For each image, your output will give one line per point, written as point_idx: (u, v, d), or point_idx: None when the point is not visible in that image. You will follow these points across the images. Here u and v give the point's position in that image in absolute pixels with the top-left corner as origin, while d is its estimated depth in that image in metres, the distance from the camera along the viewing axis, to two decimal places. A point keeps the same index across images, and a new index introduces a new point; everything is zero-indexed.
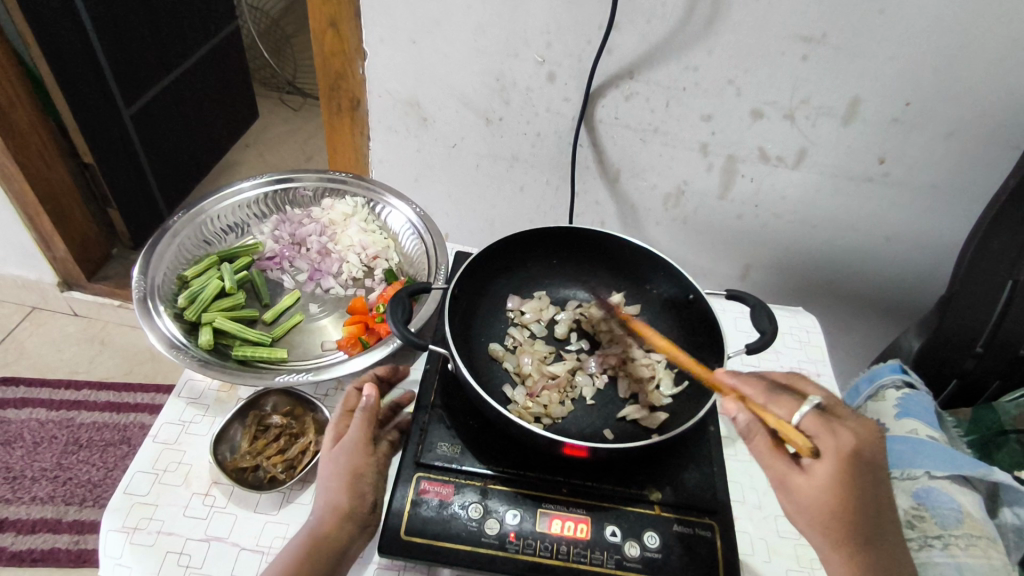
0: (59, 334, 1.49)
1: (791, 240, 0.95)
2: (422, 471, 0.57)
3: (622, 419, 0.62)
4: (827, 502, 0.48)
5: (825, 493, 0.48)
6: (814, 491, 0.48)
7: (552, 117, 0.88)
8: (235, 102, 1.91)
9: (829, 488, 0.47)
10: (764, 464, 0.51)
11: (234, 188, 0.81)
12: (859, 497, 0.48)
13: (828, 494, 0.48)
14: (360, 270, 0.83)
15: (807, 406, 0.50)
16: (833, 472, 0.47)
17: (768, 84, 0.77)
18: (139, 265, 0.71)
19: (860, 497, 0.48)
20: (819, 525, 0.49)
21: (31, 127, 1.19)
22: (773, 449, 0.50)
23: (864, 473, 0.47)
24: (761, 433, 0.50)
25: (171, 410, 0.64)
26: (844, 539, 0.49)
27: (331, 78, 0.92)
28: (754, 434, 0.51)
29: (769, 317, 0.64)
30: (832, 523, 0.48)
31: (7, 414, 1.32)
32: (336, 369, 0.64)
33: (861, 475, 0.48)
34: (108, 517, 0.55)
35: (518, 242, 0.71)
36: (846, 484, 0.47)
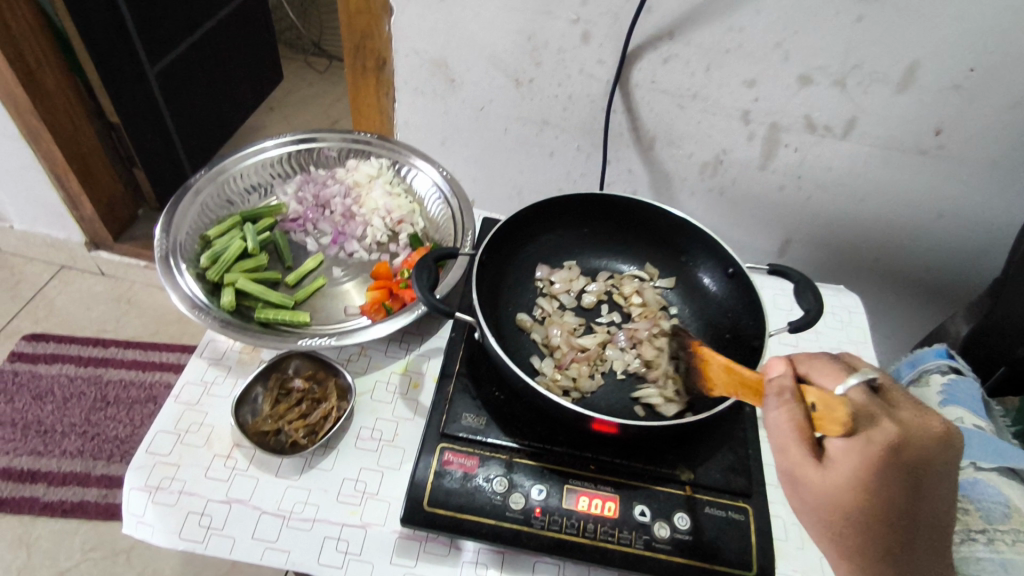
0: (87, 293, 1.50)
1: (834, 215, 0.90)
2: (446, 442, 0.56)
3: (639, 402, 0.58)
4: (842, 495, 0.43)
5: (839, 487, 0.43)
6: (830, 480, 0.43)
7: (585, 80, 0.84)
8: (258, 63, 1.88)
9: (845, 483, 0.43)
10: (779, 446, 0.45)
11: (257, 147, 0.79)
12: (883, 498, 0.43)
13: (845, 487, 0.43)
14: (384, 234, 0.81)
15: (856, 378, 0.44)
16: (855, 465, 0.42)
17: (819, 47, 0.72)
18: (161, 223, 0.69)
19: (882, 497, 0.42)
20: (825, 519, 0.45)
21: (58, 86, 1.18)
22: (798, 430, 0.44)
23: (898, 475, 0.42)
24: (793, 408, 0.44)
25: (193, 371, 0.63)
26: (845, 535, 0.45)
27: (356, 38, 0.88)
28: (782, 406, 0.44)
29: (814, 294, 0.60)
30: (839, 518, 0.44)
31: (38, 370, 1.34)
32: (360, 335, 0.63)
33: (888, 478, 0.42)
34: (131, 475, 0.54)
35: (550, 210, 0.68)
36: (866, 482, 0.42)
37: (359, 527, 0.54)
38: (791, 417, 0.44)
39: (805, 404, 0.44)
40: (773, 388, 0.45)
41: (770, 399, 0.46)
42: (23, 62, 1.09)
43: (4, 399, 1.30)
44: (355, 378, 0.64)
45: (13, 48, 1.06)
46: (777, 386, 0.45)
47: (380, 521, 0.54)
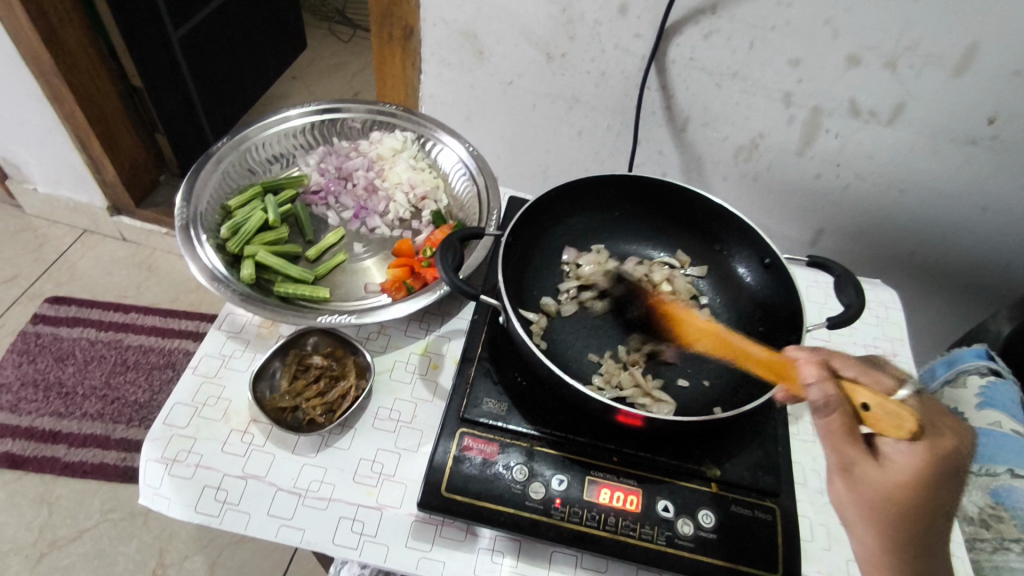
0: (108, 258, 1.51)
1: (872, 205, 0.86)
2: (466, 427, 0.54)
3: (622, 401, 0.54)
4: (901, 492, 0.44)
5: (906, 484, 0.44)
6: (889, 477, 0.45)
7: (620, 55, 0.80)
8: (282, 30, 1.86)
9: (909, 481, 0.44)
10: (834, 446, 0.45)
11: (280, 117, 0.77)
12: (939, 498, 0.45)
13: (906, 485, 0.44)
14: (407, 211, 0.79)
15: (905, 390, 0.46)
16: (921, 465, 0.44)
17: (872, 25, 0.68)
18: (181, 192, 0.68)
19: (938, 494, 0.44)
20: (878, 517, 0.46)
21: (81, 47, 1.17)
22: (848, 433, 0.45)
23: (953, 475, 0.44)
24: (842, 412, 0.44)
25: (211, 343, 0.62)
26: (894, 538, 0.46)
27: (383, 5, 0.85)
28: (832, 409, 0.44)
29: (856, 289, 0.58)
30: (892, 518, 0.45)
31: (60, 332, 1.36)
32: (381, 313, 0.61)
33: (945, 477, 0.44)
34: (148, 446, 0.54)
35: (581, 190, 0.66)
36: (930, 481, 0.44)
37: (375, 509, 0.53)
38: (843, 419, 0.44)
39: (856, 405, 0.44)
40: (820, 395, 0.45)
41: (817, 406, 0.45)
42: (46, 22, 1.07)
43: (26, 359, 1.31)
44: (374, 357, 0.62)
45: (36, 7, 1.04)
46: (825, 394, 0.45)
47: (396, 504, 0.53)
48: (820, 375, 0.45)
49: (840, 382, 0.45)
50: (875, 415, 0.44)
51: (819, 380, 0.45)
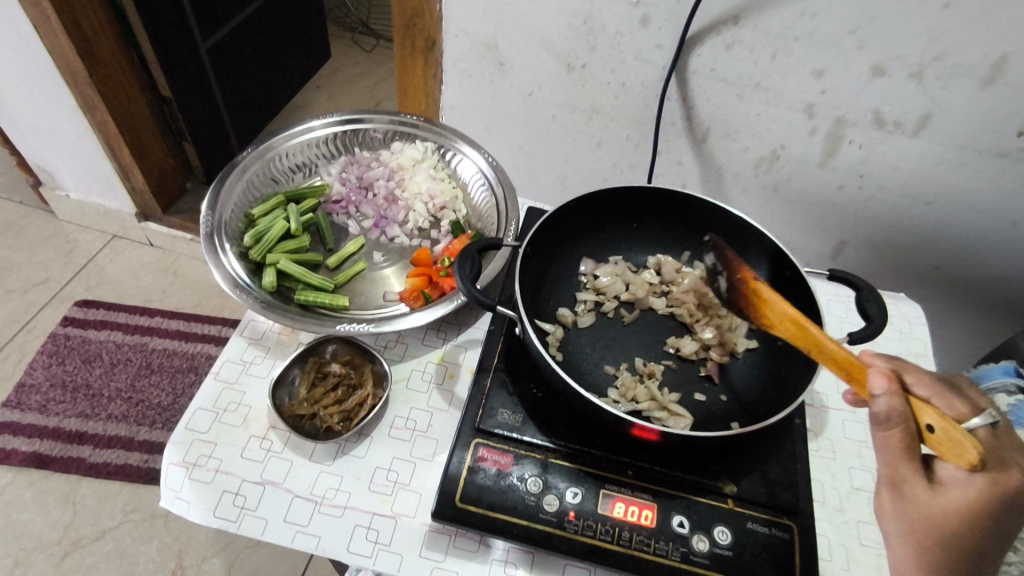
0: (135, 262, 1.54)
1: (897, 219, 0.85)
2: (481, 438, 0.54)
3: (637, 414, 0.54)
4: (947, 518, 0.44)
5: (955, 512, 0.43)
6: (938, 501, 0.44)
7: (640, 66, 0.81)
8: (307, 40, 1.89)
9: (959, 510, 0.43)
10: (887, 460, 0.45)
11: (304, 126, 0.78)
12: (989, 537, 0.43)
13: (953, 514, 0.44)
14: (426, 221, 0.80)
15: (979, 421, 0.45)
16: (973, 496, 0.43)
17: (897, 37, 0.67)
18: (207, 200, 0.70)
19: (989, 532, 0.43)
20: (919, 539, 0.45)
21: (113, 57, 1.21)
22: (905, 451, 0.44)
23: (1010, 517, 0.43)
24: (902, 427, 0.44)
25: (233, 349, 0.63)
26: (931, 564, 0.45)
27: (406, 16, 0.86)
28: (893, 423, 0.44)
29: (879, 305, 0.57)
30: (933, 543, 0.44)
31: (88, 334, 1.39)
32: (398, 322, 0.62)
33: (1001, 516, 0.43)
34: (170, 450, 0.55)
35: (599, 202, 0.66)
36: (981, 515, 0.43)
37: (389, 517, 0.53)
38: (902, 435, 0.44)
39: (921, 424, 0.44)
40: (885, 408, 0.44)
41: (879, 418, 0.45)
42: (82, 33, 1.11)
43: (55, 361, 1.35)
44: (392, 365, 0.63)
45: (72, 19, 1.08)
46: (891, 407, 0.44)
47: (410, 513, 0.53)
48: (889, 387, 0.44)
49: (907, 398, 0.45)
50: (939, 438, 0.43)
51: (887, 392, 0.44)
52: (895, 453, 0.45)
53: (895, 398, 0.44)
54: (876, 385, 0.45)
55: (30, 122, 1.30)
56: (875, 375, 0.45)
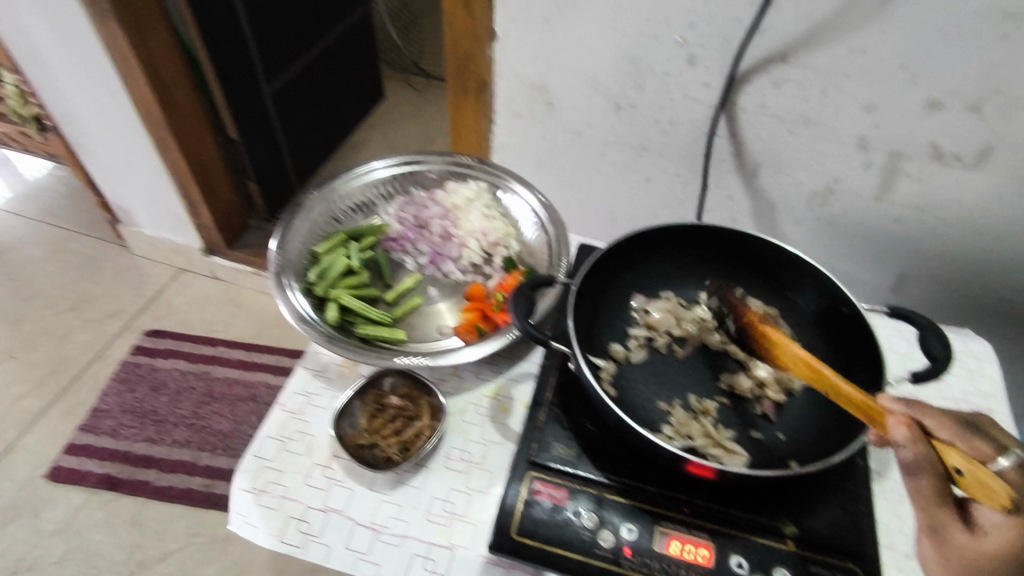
0: (201, 295, 1.63)
1: (960, 252, 0.83)
2: (536, 472, 0.55)
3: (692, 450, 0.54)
4: (987, 559, 0.46)
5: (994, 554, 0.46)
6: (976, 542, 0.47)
7: (688, 104, 0.82)
8: (363, 83, 1.99)
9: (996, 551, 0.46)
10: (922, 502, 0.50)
11: (366, 168, 0.83)
12: None
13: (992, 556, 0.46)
14: (479, 257, 0.82)
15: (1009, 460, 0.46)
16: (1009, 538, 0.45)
17: (953, 71, 0.67)
18: (275, 239, 0.74)
19: None
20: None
21: (188, 104, 1.31)
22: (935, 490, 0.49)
23: None
24: (929, 469, 0.48)
25: (297, 381, 0.66)
26: None
27: (459, 62, 0.91)
28: (920, 466, 0.48)
29: (941, 341, 0.56)
30: None
31: (157, 363, 1.47)
32: (454, 356, 0.65)
33: None
34: (239, 476, 0.58)
35: (648, 238, 0.67)
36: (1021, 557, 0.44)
37: (446, 548, 0.54)
38: (929, 477, 0.48)
39: (950, 467, 0.47)
40: (909, 454, 0.48)
41: (908, 462, 0.49)
42: (161, 84, 1.21)
43: (127, 388, 1.43)
44: (447, 398, 0.65)
45: (153, 70, 1.18)
46: (913, 453, 0.48)
47: (466, 544, 0.54)
48: (909, 434, 0.48)
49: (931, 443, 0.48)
50: (968, 480, 0.46)
51: (908, 439, 0.48)
52: (927, 494, 0.49)
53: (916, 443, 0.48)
54: (899, 434, 0.48)
55: (113, 165, 1.41)
56: (894, 422, 0.49)
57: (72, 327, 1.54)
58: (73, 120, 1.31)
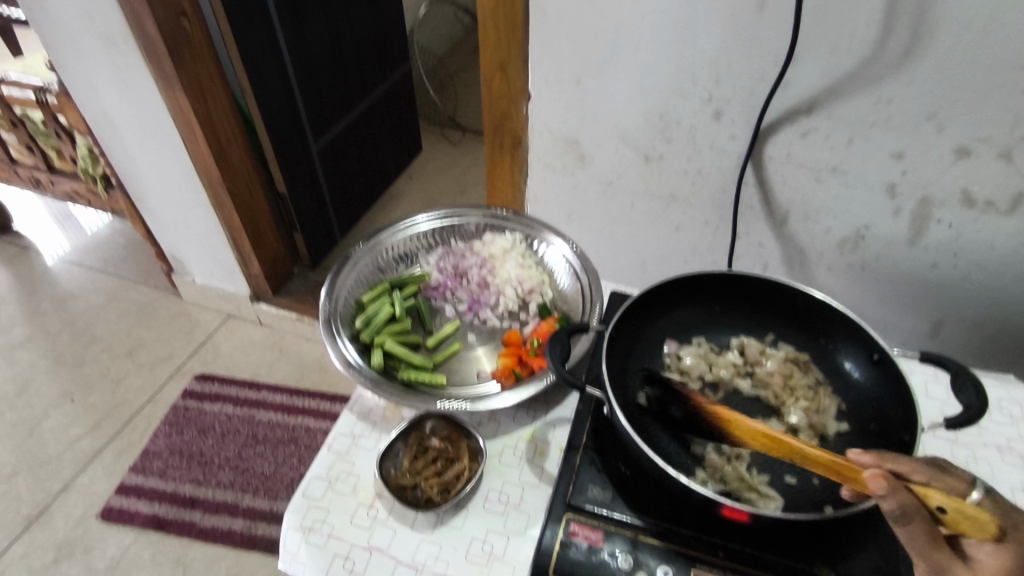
0: (247, 340, 1.70)
1: (999, 295, 0.82)
2: (572, 513, 0.57)
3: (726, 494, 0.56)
4: None
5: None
6: None
7: (716, 155, 0.86)
8: (403, 137, 2.09)
9: None
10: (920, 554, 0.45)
11: (410, 221, 0.88)
12: None
13: None
14: (515, 303, 0.86)
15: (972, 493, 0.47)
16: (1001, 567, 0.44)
17: (979, 119, 0.69)
18: (326, 288, 0.79)
19: None
20: None
21: (241, 162, 1.40)
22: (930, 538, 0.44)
23: None
24: (921, 516, 0.44)
25: (344, 423, 0.69)
26: None
27: (495, 121, 0.97)
28: (911, 516, 0.44)
29: (977, 389, 0.56)
30: None
31: (204, 406, 1.53)
32: (493, 401, 0.67)
33: None
34: (289, 515, 0.61)
35: (681, 285, 0.70)
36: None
37: None
38: (923, 524, 0.45)
39: (934, 508, 0.45)
40: (897, 507, 0.45)
41: (896, 516, 0.45)
42: (219, 144, 1.31)
43: (176, 431, 1.49)
44: (485, 441, 0.67)
45: (212, 132, 1.28)
46: (901, 504, 0.45)
47: None
48: (890, 487, 0.45)
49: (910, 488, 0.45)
50: (953, 517, 0.45)
51: (892, 492, 0.45)
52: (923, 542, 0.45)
53: (902, 494, 0.44)
54: (879, 489, 0.45)
55: (172, 219, 1.51)
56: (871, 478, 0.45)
57: (127, 371, 1.62)
58: (139, 178, 1.42)
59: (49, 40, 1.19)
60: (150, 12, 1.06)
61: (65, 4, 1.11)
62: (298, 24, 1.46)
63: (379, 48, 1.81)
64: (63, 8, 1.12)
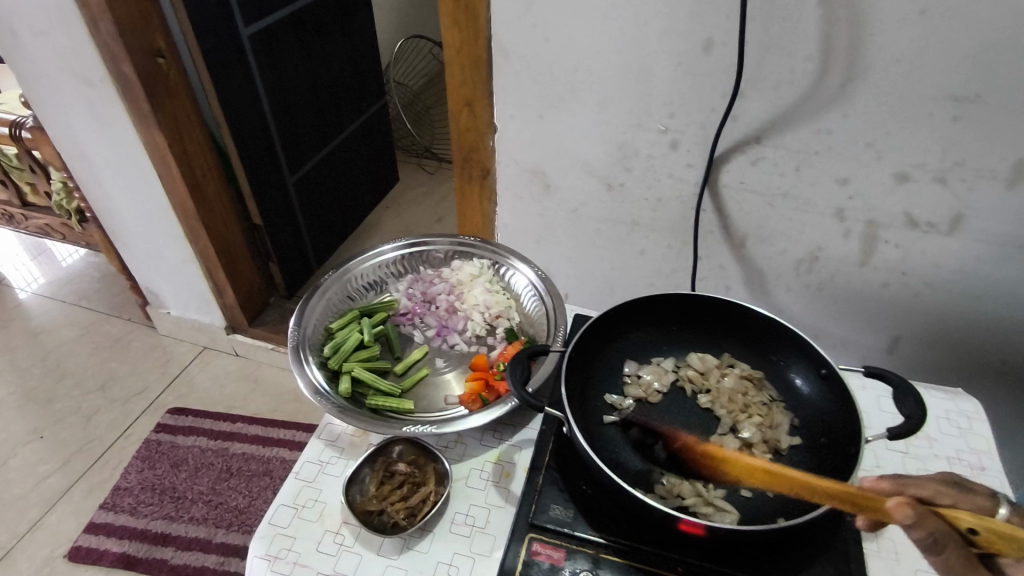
0: (222, 372, 1.68)
1: (946, 312, 0.86)
2: (535, 533, 0.58)
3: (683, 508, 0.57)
4: None
5: None
6: None
7: (674, 183, 0.89)
8: (379, 168, 2.13)
9: None
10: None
11: (376, 251, 0.90)
12: None
13: None
14: (483, 328, 0.88)
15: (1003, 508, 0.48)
16: None
17: (915, 146, 0.73)
18: (295, 317, 0.80)
19: None
20: None
21: (217, 195, 1.42)
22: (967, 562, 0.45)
23: None
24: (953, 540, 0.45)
25: (312, 450, 0.70)
26: None
27: (464, 152, 1.00)
28: (947, 543, 0.45)
29: (916, 401, 0.58)
30: None
31: (178, 440, 1.51)
32: (460, 424, 0.68)
33: None
34: (255, 544, 0.61)
35: (637, 308, 0.72)
36: None
37: None
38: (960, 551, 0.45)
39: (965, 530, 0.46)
40: (930, 535, 0.45)
41: (929, 546, 0.45)
42: (194, 178, 1.32)
43: (148, 465, 1.46)
44: (452, 465, 0.68)
45: (187, 166, 1.29)
46: (935, 531, 0.45)
47: None
48: (918, 514, 0.45)
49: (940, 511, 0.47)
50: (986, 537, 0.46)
51: (922, 520, 0.45)
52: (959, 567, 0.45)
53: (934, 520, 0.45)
54: (906, 517, 0.45)
55: (145, 251, 1.51)
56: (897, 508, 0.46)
57: (98, 406, 1.59)
58: (112, 212, 1.42)
59: (22, 78, 1.20)
60: (125, 52, 1.09)
61: (39, 44, 1.13)
62: (273, 61, 1.49)
63: (355, 82, 1.84)
64: (38, 48, 1.14)
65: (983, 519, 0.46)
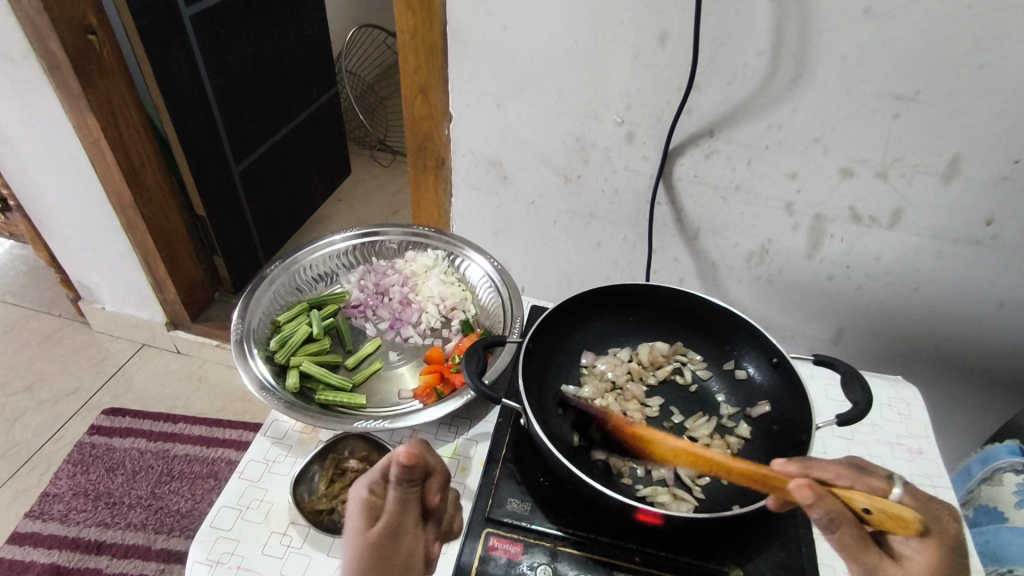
0: (163, 370, 1.60)
1: (888, 304, 0.89)
2: (491, 527, 0.57)
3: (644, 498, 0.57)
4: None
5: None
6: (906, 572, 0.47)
7: (630, 175, 0.89)
8: (331, 158, 2.07)
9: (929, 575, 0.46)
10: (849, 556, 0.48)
11: (326, 241, 0.87)
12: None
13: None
14: (438, 321, 0.87)
15: (896, 488, 0.50)
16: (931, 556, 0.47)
17: (859, 142, 0.75)
18: (238, 309, 0.77)
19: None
20: None
21: (156, 182, 1.34)
22: (857, 540, 0.47)
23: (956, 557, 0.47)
24: (847, 522, 0.47)
25: (257, 449, 0.67)
26: None
27: (418, 141, 0.97)
28: (841, 523, 0.47)
29: (863, 387, 0.60)
30: None
31: (114, 442, 1.43)
32: (413, 418, 0.66)
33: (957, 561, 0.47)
34: (195, 548, 0.58)
35: (596, 298, 0.72)
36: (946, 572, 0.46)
37: None
38: (852, 529, 0.47)
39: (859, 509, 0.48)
40: (824, 513, 0.47)
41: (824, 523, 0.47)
42: (131, 164, 1.25)
43: (81, 470, 1.37)
44: None
45: (122, 150, 1.22)
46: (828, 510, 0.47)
47: None
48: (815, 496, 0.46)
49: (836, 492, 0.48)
50: (878, 515, 0.48)
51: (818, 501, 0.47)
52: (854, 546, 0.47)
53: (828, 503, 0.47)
54: (805, 498, 0.47)
55: (77, 242, 1.42)
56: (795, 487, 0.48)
57: (25, 407, 1.49)
58: (39, 201, 1.33)
59: None
60: (52, 27, 1.01)
61: None
62: (218, 43, 1.43)
63: (305, 70, 1.79)
64: None
65: (877, 499, 0.48)
